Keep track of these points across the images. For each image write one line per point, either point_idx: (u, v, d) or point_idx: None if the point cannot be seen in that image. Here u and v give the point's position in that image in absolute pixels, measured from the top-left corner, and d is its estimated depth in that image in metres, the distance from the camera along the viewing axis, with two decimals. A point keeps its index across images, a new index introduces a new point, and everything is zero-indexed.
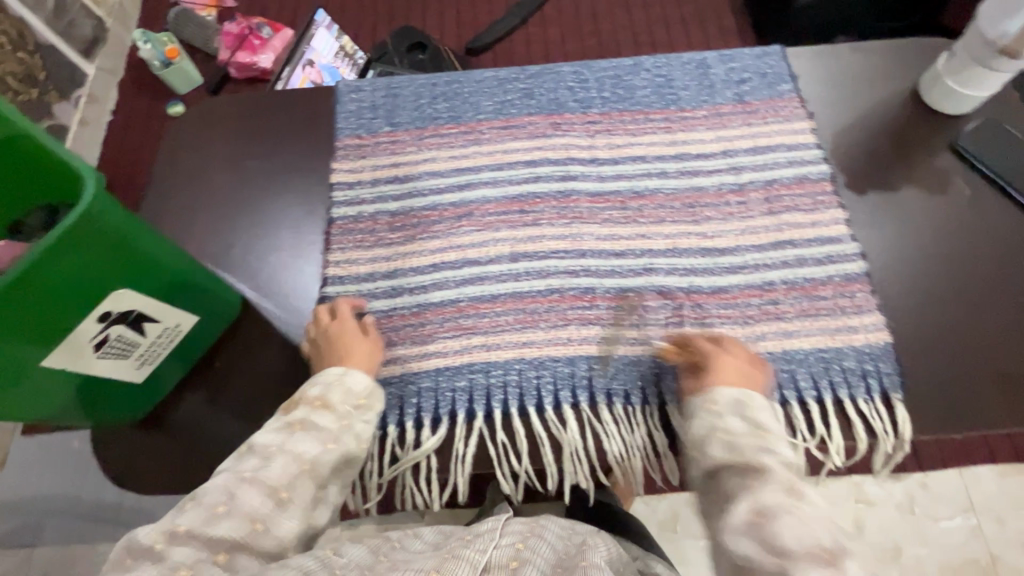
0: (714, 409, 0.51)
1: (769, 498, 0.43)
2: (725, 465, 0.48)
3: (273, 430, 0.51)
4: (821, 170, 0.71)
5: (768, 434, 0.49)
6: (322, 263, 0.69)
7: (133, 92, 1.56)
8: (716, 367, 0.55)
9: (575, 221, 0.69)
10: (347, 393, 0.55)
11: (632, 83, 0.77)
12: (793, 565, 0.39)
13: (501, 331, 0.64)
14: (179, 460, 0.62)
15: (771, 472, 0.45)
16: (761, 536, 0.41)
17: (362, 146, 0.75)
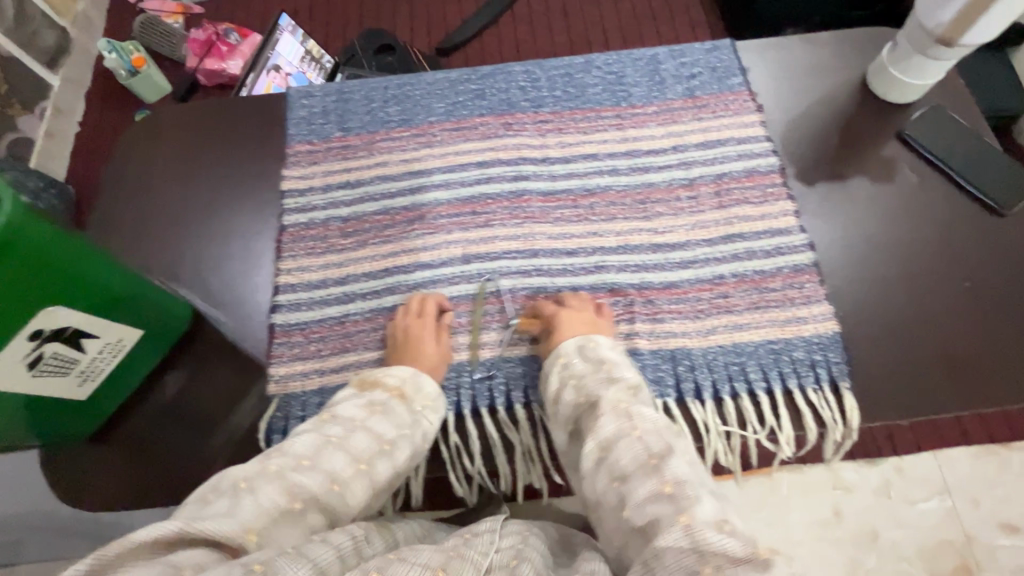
0: (565, 362, 0.55)
1: (608, 429, 0.47)
2: (578, 410, 0.51)
3: (361, 405, 0.53)
4: (770, 162, 0.71)
5: (609, 365, 0.53)
6: (273, 270, 0.69)
7: (99, 102, 1.53)
8: (563, 324, 0.59)
9: (528, 221, 0.69)
10: (419, 393, 0.57)
11: (583, 81, 0.77)
12: (629, 485, 0.43)
13: (453, 333, 0.64)
14: (122, 482, 0.60)
15: (607, 403, 0.49)
16: (606, 467, 0.45)
17: (313, 152, 0.74)
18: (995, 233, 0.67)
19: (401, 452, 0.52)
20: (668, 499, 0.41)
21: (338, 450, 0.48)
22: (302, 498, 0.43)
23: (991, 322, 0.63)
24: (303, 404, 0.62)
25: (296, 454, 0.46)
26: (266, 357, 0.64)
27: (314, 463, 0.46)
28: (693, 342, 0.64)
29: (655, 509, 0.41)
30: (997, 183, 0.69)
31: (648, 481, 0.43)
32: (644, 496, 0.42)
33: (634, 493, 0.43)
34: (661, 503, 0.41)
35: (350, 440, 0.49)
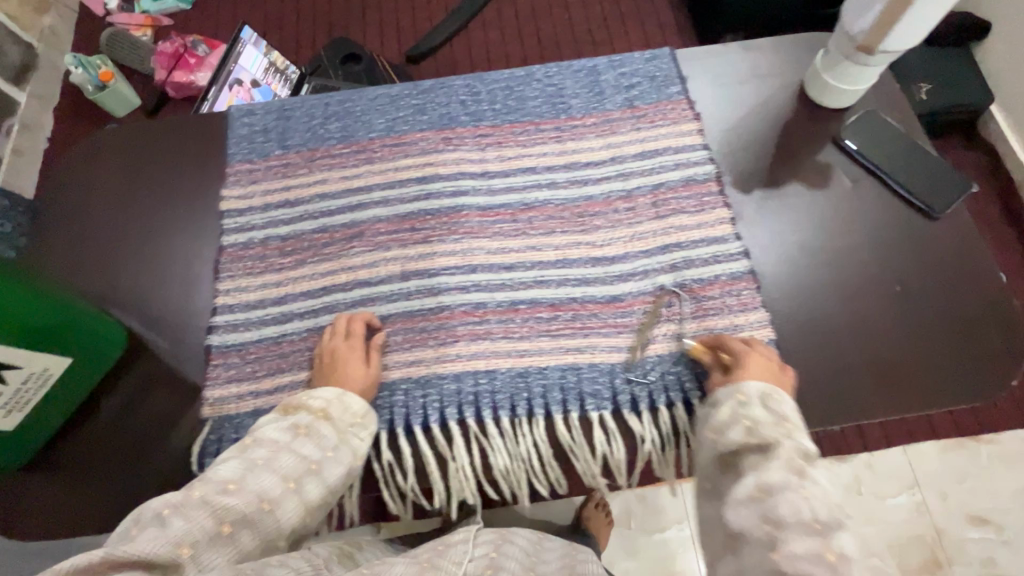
0: (742, 400, 0.53)
1: (772, 478, 0.47)
2: (742, 448, 0.50)
3: (285, 428, 0.53)
4: (706, 170, 0.72)
5: (791, 424, 0.51)
6: (211, 291, 0.68)
7: (69, 116, 1.53)
8: (748, 362, 0.56)
9: (466, 236, 0.69)
10: (346, 412, 0.57)
11: (523, 94, 0.78)
12: (785, 535, 0.44)
13: (389, 351, 0.65)
14: (43, 511, 0.60)
15: (783, 452, 0.49)
16: (761, 509, 0.46)
17: (253, 171, 0.74)
18: (928, 236, 0.68)
19: (332, 470, 0.53)
20: (826, 563, 0.42)
21: (267, 471, 0.49)
22: (231, 520, 0.45)
23: (924, 327, 0.64)
24: (237, 426, 0.62)
25: (222, 479, 0.47)
26: (203, 379, 0.64)
27: (243, 486, 0.47)
28: (636, 354, 0.63)
29: (807, 567, 0.42)
30: (928, 187, 0.70)
31: (807, 539, 0.43)
32: (800, 551, 0.43)
33: (789, 544, 0.43)
34: (816, 565, 0.42)
35: (276, 460, 0.50)
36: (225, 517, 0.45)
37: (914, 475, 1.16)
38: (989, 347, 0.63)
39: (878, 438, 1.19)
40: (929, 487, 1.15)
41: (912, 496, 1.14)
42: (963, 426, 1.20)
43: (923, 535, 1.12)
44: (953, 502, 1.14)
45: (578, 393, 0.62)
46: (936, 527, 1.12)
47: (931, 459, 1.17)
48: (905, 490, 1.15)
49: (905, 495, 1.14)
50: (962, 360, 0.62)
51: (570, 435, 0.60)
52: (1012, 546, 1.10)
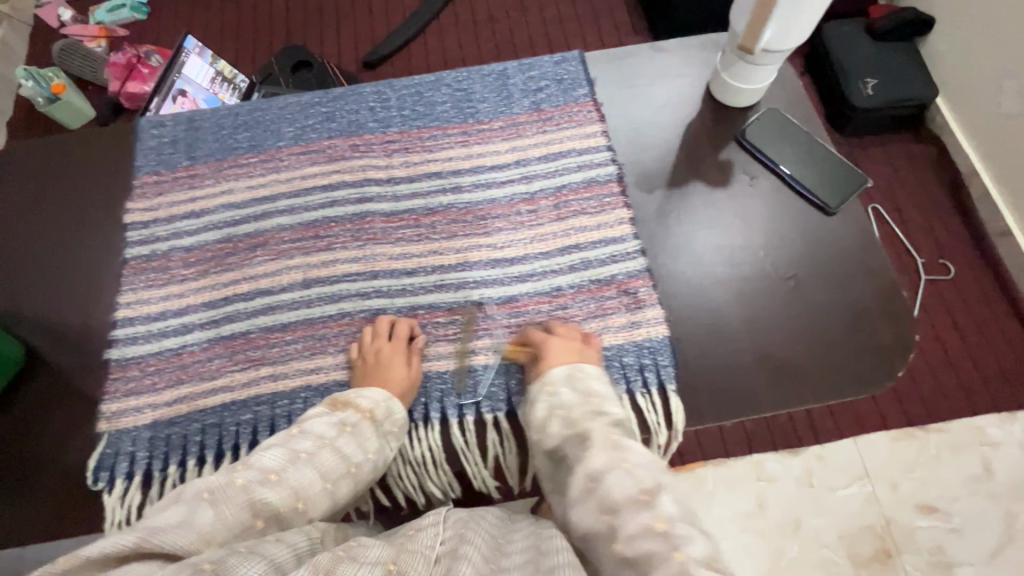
0: (551, 391, 0.57)
1: (597, 464, 0.49)
2: (564, 439, 0.53)
3: (334, 423, 0.56)
4: (608, 171, 0.72)
5: (597, 399, 0.55)
6: (112, 303, 0.68)
7: (20, 130, 1.52)
8: (552, 350, 0.59)
9: (369, 242, 0.70)
10: (389, 417, 0.58)
11: (431, 99, 0.78)
12: (620, 520, 0.45)
13: (288, 359, 0.64)
14: None
15: (597, 436, 0.51)
16: (596, 500, 0.47)
17: (159, 183, 0.74)
18: (824, 231, 0.69)
19: (365, 474, 0.56)
20: (660, 536, 0.43)
21: (309, 466, 0.52)
22: (264, 515, 0.48)
23: (817, 321, 0.64)
24: (134, 439, 0.61)
25: (264, 468, 0.51)
26: (100, 393, 0.63)
27: (281, 478, 0.50)
28: None
29: (647, 544, 0.43)
30: (826, 183, 0.71)
31: (637, 515, 0.44)
32: (635, 530, 0.44)
33: (625, 528, 0.44)
34: (653, 538, 0.43)
35: (318, 455, 0.53)
36: (259, 512, 0.47)
37: (865, 466, 1.15)
38: (881, 339, 0.63)
39: (829, 430, 1.19)
40: (880, 477, 1.14)
41: (863, 487, 1.13)
42: (912, 415, 1.20)
43: (873, 525, 1.10)
44: (904, 492, 1.12)
45: (475, 396, 0.62)
46: (886, 517, 1.11)
47: (882, 450, 1.17)
48: (856, 481, 1.14)
49: (855, 486, 1.13)
50: (851, 352, 0.63)
51: (464, 438, 0.61)
52: (961, 533, 1.09)
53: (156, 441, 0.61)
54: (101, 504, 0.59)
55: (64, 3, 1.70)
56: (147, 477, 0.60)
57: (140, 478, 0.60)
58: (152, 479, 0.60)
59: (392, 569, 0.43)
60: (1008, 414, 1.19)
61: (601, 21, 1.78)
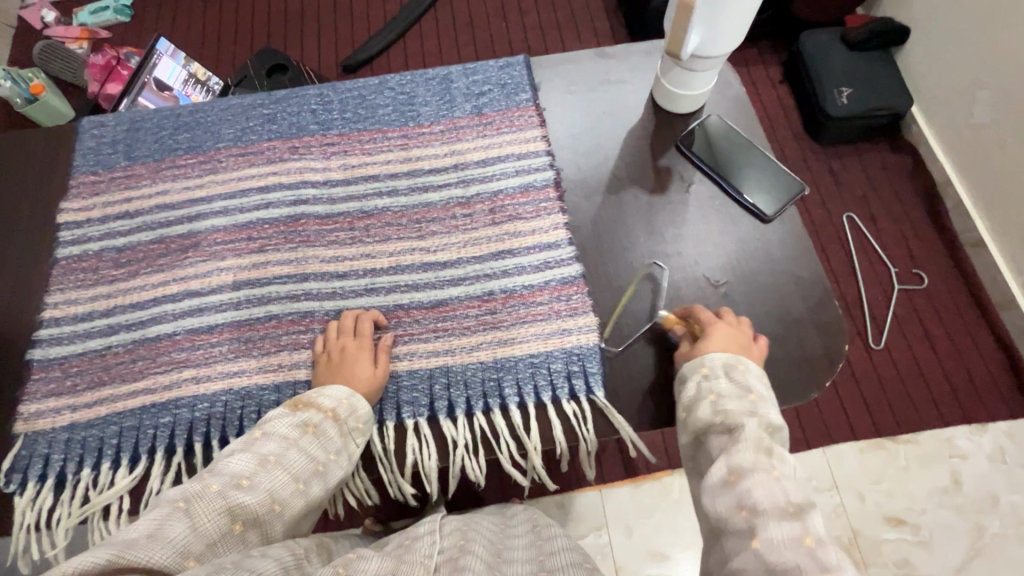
0: (707, 374, 0.54)
1: (742, 458, 0.45)
2: (711, 427, 0.50)
3: (294, 424, 0.53)
4: (545, 177, 0.72)
5: (757, 397, 0.51)
6: (39, 304, 0.67)
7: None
8: (714, 334, 0.57)
9: (302, 244, 0.69)
10: (353, 414, 0.56)
11: (374, 103, 0.78)
12: (761, 520, 0.41)
13: (212, 362, 0.63)
14: None
15: (749, 433, 0.47)
16: (735, 494, 0.43)
17: (96, 183, 0.74)
18: (761, 241, 0.69)
19: (334, 474, 0.54)
20: (806, 549, 0.39)
21: (280, 469, 0.50)
22: (243, 518, 0.45)
23: (747, 329, 0.64)
24: (50, 441, 0.60)
25: (234, 474, 0.47)
26: (20, 395, 0.63)
27: (255, 483, 0.48)
28: (455, 359, 0.63)
29: (790, 555, 0.39)
30: (765, 191, 0.71)
31: (784, 524, 0.41)
32: (780, 536, 0.40)
33: (766, 530, 0.41)
34: (798, 552, 0.39)
35: (286, 457, 0.51)
36: (236, 516, 0.45)
37: (833, 477, 1.13)
38: (809, 348, 0.63)
39: (798, 440, 1.17)
40: (848, 488, 1.12)
41: (831, 498, 1.11)
42: (881, 426, 1.18)
43: (839, 537, 1.08)
44: (871, 504, 1.11)
45: (394, 402, 0.61)
46: (853, 529, 1.09)
47: (851, 461, 1.15)
48: (824, 491, 1.12)
49: (823, 497, 1.11)
50: (781, 363, 0.62)
51: (384, 445, 0.60)
52: (929, 546, 1.08)
53: (71, 444, 0.60)
54: (12, 506, 0.58)
55: (48, 5, 1.70)
56: (60, 480, 0.59)
57: (52, 481, 0.59)
58: (63, 482, 0.59)
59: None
60: (978, 426, 1.17)
61: (580, 28, 1.78)
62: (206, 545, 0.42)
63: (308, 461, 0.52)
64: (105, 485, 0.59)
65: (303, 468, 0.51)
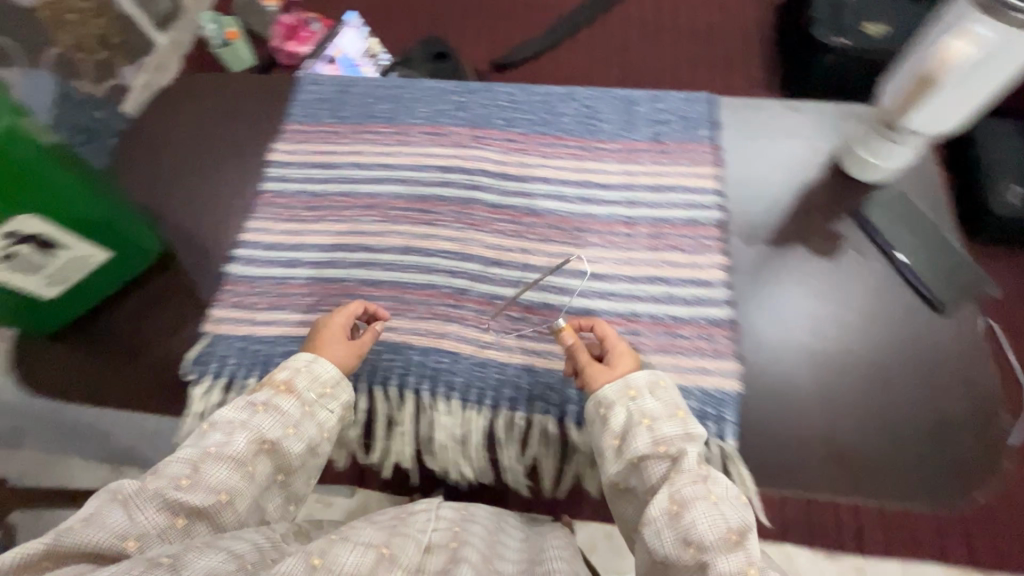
0: (634, 395, 0.57)
1: (686, 491, 0.51)
2: (652, 454, 0.54)
3: (243, 405, 0.55)
4: (712, 216, 0.73)
5: (684, 416, 0.56)
6: (240, 228, 0.77)
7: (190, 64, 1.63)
8: (617, 361, 0.60)
9: (469, 227, 0.74)
10: (313, 379, 0.58)
11: (558, 110, 0.82)
12: (710, 556, 0.47)
13: (372, 313, 0.70)
14: (58, 383, 0.70)
15: (690, 463, 0.53)
16: (682, 529, 0.49)
17: (304, 132, 0.83)
18: (926, 331, 0.66)
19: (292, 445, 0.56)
20: None
21: (220, 462, 0.51)
22: (184, 513, 0.49)
23: (893, 415, 0.62)
24: (228, 346, 0.69)
25: (174, 475, 0.50)
26: (212, 299, 0.72)
27: (196, 482, 0.50)
28: None
29: None
30: (944, 282, 0.68)
31: (731, 556, 0.47)
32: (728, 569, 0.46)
33: (715, 564, 0.47)
34: None
35: (228, 446, 0.52)
36: (178, 511, 0.49)
37: None
38: (958, 455, 0.60)
39: None
40: None
41: None
42: None
43: None
44: None
45: (529, 395, 0.64)
46: None
47: None
48: None
49: None
50: (922, 460, 0.60)
51: (511, 431, 0.64)
52: None
53: (245, 353, 0.68)
54: (190, 392, 0.67)
55: None
56: (230, 382, 0.68)
57: (225, 381, 0.67)
58: (234, 384, 0.67)
59: (385, 554, 0.53)
60: None
61: (734, 69, 1.77)
62: (146, 530, 0.47)
63: (253, 442, 0.53)
64: None
65: (249, 453, 0.53)
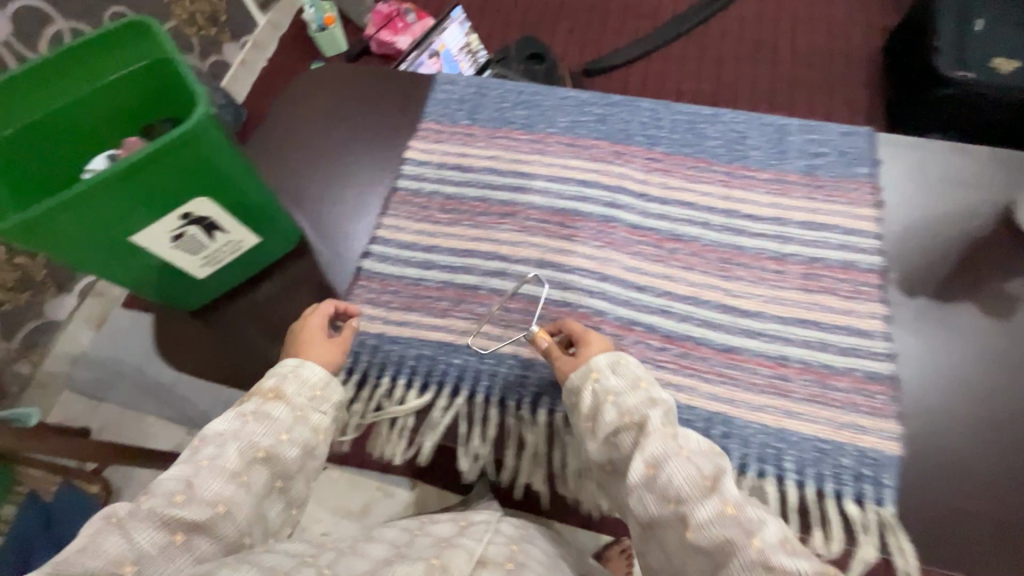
0: (597, 375, 0.56)
1: (655, 449, 0.49)
2: (620, 426, 0.53)
3: (231, 418, 0.54)
4: (872, 261, 0.68)
5: (645, 383, 0.55)
6: (374, 224, 0.77)
7: (285, 45, 1.62)
8: (592, 341, 0.60)
9: (608, 246, 0.72)
10: (302, 385, 0.58)
11: (703, 132, 0.79)
12: (688, 506, 0.46)
13: (506, 325, 0.68)
14: (196, 359, 0.72)
15: (653, 423, 0.51)
16: (658, 488, 0.48)
17: (439, 132, 0.83)
18: None
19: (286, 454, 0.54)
20: (735, 521, 0.44)
21: (213, 473, 0.50)
22: (182, 529, 0.47)
23: None
24: (361, 343, 0.69)
25: (167, 492, 0.48)
26: (346, 294, 0.73)
27: (191, 497, 0.49)
28: (737, 412, 0.62)
29: (719, 531, 0.44)
30: None
31: (709, 503, 0.45)
32: (705, 518, 0.45)
33: (696, 514, 0.45)
34: (727, 526, 0.44)
35: (222, 456, 0.51)
36: (178, 528, 0.47)
37: None
38: None
39: None
40: None
41: None
42: None
43: None
44: None
45: None
46: None
47: None
48: None
49: None
50: None
51: None
52: None
53: (377, 351, 0.68)
54: None
55: None
56: (362, 379, 0.67)
57: (357, 378, 0.67)
58: (365, 382, 0.67)
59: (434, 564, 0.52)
60: None
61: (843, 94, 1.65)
62: (145, 552, 0.45)
63: (247, 451, 0.52)
64: (397, 399, 0.66)
65: (241, 464, 0.51)
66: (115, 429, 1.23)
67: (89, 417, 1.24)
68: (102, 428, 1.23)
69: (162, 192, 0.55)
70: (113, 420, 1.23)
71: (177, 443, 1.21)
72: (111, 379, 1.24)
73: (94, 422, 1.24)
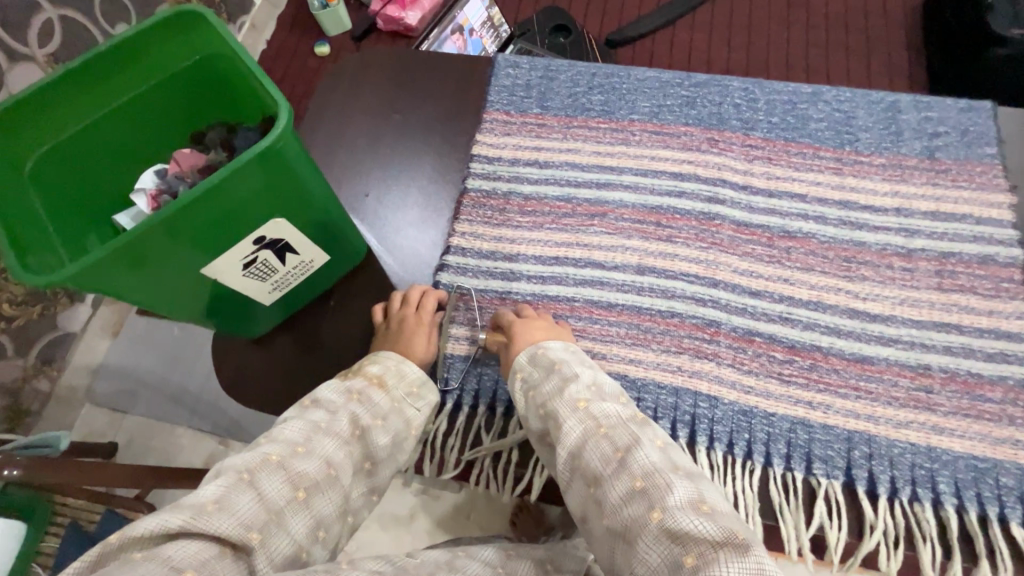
0: (522, 376, 0.53)
1: (571, 435, 0.46)
2: (544, 423, 0.49)
3: (341, 390, 0.51)
4: (1011, 254, 0.62)
5: (562, 369, 0.51)
6: (448, 230, 0.70)
7: (286, 26, 1.49)
8: (519, 333, 0.56)
9: (714, 247, 0.65)
10: (403, 380, 0.54)
11: (806, 113, 0.71)
12: (602, 488, 0.42)
13: (610, 341, 0.61)
14: (253, 391, 0.63)
15: (565, 411, 0.47)
16: (582, 477, 0.44)
17: (508, 123, 0.74)
18: None
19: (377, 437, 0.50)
20: (641, 495, 0.40)
21: (328, 436, 0.47)
22: (304, 486, 0.44)
23: None
24: (449, 367, 0.62)
25: (290, 441, 0.45)
26: None
27: (310, 450, 0.45)
28: (880, 430, 0.56)
29: (631, 508, 0.40)
30: None
31: (619, 482, 0.42)
32: (619, 499, 0.41)
33: (607, 496, 0.42)
34: (636, 501, 0.40)
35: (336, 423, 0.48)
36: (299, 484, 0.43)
37: None
38: None
39: None
40: None
41: None
42: None
43: None
44: None
45: (805, 452, 0.56)
46: None
47: None
48: None
49: None
50: None
51: (787, 496, 0.55)
52: None
53: (468, 376, 0.61)
54: None
55: None
56: (454, 408, 0.61)
57: (449, 408, 0.61)
58: (459, 411, 0.61)
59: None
60: None
61: None
62: (270, 515, 0.41)
63: (350, 424, 0.49)
64: (499, 431, 0.60)
65: (334, 454, 0.46)
66: (141, 441, 1.07)
67: (113, 431, 1.08)
68: (128, 442, 1.07)
69: (232, 219, 0.48)
70: (138, 431, 1.08)
71: (208, 457, 1.04)
72: (136, 388, 1.10)
73: (118, 437, 1.08)
